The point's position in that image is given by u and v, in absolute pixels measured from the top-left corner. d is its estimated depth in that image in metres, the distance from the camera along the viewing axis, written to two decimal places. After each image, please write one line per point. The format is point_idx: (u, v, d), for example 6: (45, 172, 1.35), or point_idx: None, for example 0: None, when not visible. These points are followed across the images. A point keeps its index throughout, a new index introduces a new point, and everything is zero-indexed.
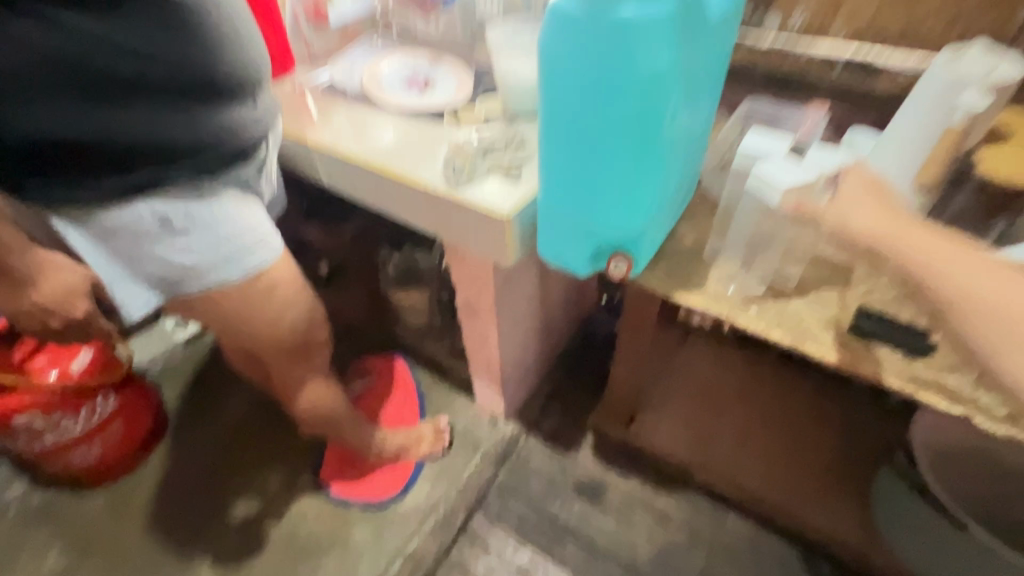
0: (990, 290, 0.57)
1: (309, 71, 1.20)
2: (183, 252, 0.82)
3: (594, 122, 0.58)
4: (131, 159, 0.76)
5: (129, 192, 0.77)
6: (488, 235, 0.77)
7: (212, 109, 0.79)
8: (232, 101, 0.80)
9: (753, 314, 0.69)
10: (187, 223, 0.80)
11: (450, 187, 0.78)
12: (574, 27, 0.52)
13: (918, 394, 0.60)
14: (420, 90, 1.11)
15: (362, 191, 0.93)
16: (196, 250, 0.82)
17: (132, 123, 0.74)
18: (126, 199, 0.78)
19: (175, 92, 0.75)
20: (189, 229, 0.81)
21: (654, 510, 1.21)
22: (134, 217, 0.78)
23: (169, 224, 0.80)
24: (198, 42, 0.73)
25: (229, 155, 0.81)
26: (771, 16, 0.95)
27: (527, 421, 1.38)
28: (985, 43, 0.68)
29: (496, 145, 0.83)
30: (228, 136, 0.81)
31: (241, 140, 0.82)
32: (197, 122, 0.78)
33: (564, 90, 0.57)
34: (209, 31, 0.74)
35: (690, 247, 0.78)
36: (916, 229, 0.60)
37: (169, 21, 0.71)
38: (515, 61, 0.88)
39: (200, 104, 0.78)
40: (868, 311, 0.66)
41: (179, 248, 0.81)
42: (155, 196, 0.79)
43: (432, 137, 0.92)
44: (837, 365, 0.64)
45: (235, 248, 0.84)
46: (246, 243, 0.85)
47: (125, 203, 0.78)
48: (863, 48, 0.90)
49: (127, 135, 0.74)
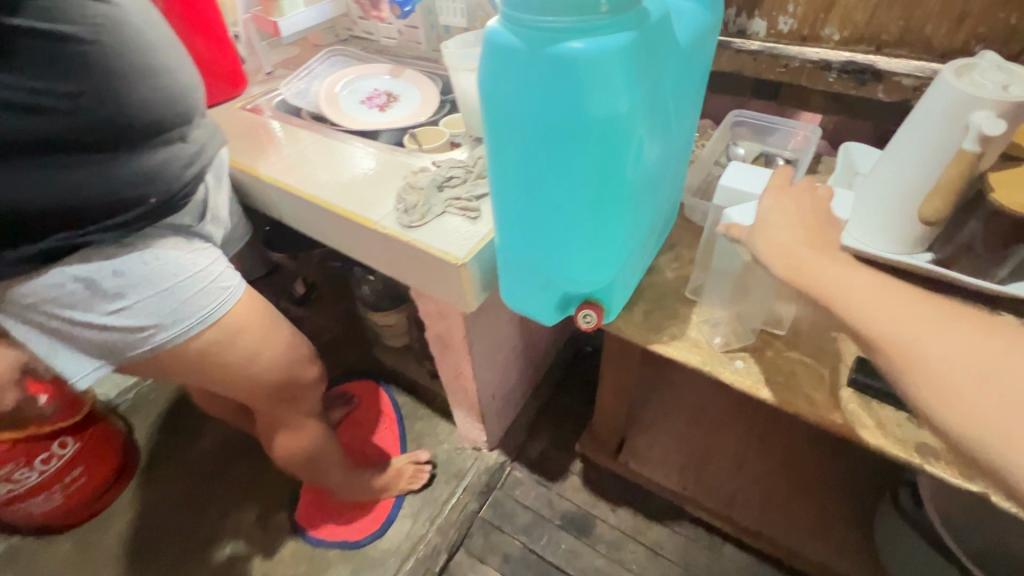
0: (973, 361, 0.43)
1: (264, 89, 1.12)
2: (120, 315, 0.73)
3: (544, 172, 0.49)
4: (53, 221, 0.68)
5: (48, 257, 0.69)
6: (444, 280, 0.70)
7: (141, 148, 0.71)
8: (160, 141, 0.72)
9: (740, 367, 0.61)
10: (118, 283, 0.72)
11: (401, 228, 0.70)
12: (511, 62, 0.43)
13: (929, 466, 0.52)
14: (381, 109, 1.03)
15: (315, 227, 0.86)
16: (135, 311, 0.73)
17: (51, 182, 0.66)
18: (43, 265, 0.70)
19: (96, 142, 0.67)
20: (123, 289, 0.72)
21: (646, 544, 1.15)
22: (56, 284, 0.70)
23: (97, 287, 0.71)
24: (114, 81, 0.64)
25: (166, 199, 0.74)
26: (757, 19, 0.86)
27: (512, 449, 1.31)
28: (994, 58, 0.60)
29: (453, 179, 0.75)
30: (162, 178, 0.73)
31: (175, 181, 0.74)
32: (124, 169, 0.70)
33: (508, 136, 0.48)
34: (121, 66, 0.65)
35: (671, 285, 0.71)
36: (889, 284, 0.50)
37: (75, 63, 0.62)
38: (474, 80, 0.80)
39: (125, 150, 0.69)
40: (866, 364, 0.59)
41: (116, 311, 0.73)
42: (76, 259, 0.70)
43: (389, 169, 0.84)
44: (835, 428, 0.56)
45: (182, 301, 0.76)
46: (193, 294, 0.77)
47: (42, 270, 0.70)
48: (859, 53, 0.81)
49: (46, 196, 0.66)
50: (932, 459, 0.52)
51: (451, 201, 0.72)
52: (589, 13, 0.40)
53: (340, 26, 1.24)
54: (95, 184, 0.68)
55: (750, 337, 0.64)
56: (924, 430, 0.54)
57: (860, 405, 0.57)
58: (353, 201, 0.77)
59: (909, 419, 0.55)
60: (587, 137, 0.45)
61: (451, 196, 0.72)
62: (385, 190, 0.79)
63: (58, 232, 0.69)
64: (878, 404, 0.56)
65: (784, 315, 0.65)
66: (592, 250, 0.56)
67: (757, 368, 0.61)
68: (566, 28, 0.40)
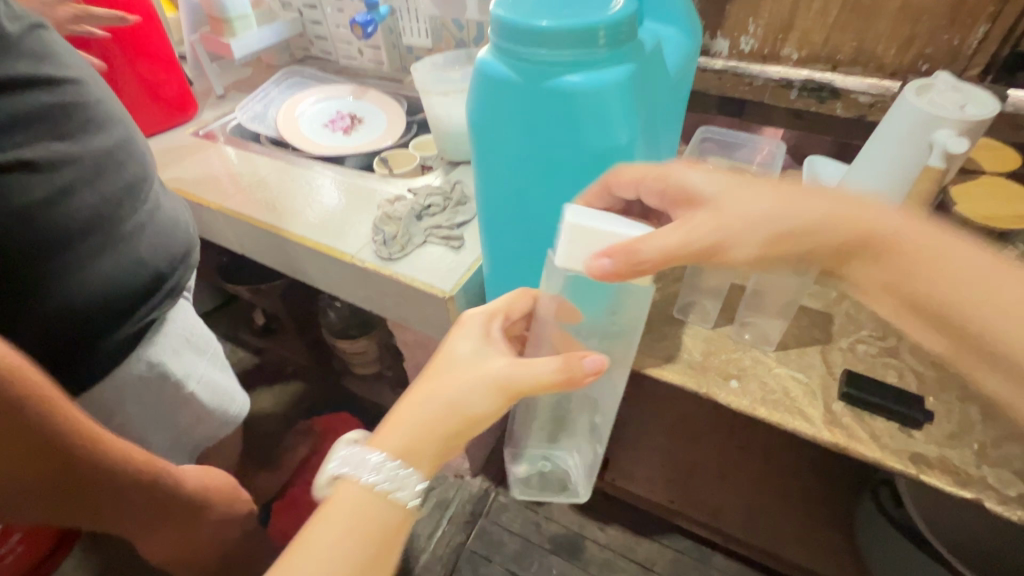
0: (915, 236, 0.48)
1: (217, 113, 1.06)
2: (184, 378, 0.85)
3: (541, 204, 0.48)
4: (127, 308, 0.73)
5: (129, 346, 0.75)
6: (429, 314, 0.67)
7: (162, 219, 0.77)
8: (166, 209, 0.79)
9: (735, 387, 0.61)
10: (180, 353, 0.84)
11: (381, 261, 0.66)
12: (508, 96, 0.42)
13: (925, 478, 0.53)
14: (346, 132, 0.99)
15: (282, 261, 0.81)
16: (193, 369, 0.87)
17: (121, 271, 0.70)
18: (125, 358, 0.75)
19: (137, 220, 0.73)
20: (180, 357, 0.84)
21: (637, 561, 1.14)
22: (135, 372, 0.78)
23: (166, 365, 0.81)
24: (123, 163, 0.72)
25: (189, 265, 0.82)
26: (720, 40, 0.89)
27: (495, 474, 1.27)
28: (948, 77, 0.63)
29: (432, 207, 0.72)
30: (185, 235, 0.81)
31: (191, 245, 0.82)
32: (163, 240, 0.76)
33: (502, 169, 0.47)
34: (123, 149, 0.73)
35: (658, 306, 0.71)
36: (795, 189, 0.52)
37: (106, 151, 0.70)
38: (448, 102, 0.78)
39: (155, 222, 0.76)
40: (854, 376, 0.60)
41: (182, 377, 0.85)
42: (149, 344, 0.78)
43: (361, 197, 0.81)
44: (832, 444, 0.56)
45: (208, 349, 0.90)
46: (210, 342, 0.91)
47: (125, 362, 0.76)
48: (816, 72, 0.84)
49: (122, 284, 0.71)
50: (927, 469, 0.53)
51: (431, 230, 0.69)
52: (588, 46, 0.39)
53: (295, 45, 1.19)
54: (149, 258, 0.74)
55: (741, 354, 0.65)
56: (915, 439, 0.56)
57: (853, 417, 0.58)
58: (326, 233, 0.74)
59: (899, 428, 0.56)
60: (586, 168, 0.44)
61: (431, 225, 0.70)
62: (359, 221, 0.76)
63: (131, 318, 0.74)
64: (870, 416, 0.58)
65: (771, 331, 0.66)
66: None
67: (752, 386, 0.61)
68: (565, 61, 0.39)
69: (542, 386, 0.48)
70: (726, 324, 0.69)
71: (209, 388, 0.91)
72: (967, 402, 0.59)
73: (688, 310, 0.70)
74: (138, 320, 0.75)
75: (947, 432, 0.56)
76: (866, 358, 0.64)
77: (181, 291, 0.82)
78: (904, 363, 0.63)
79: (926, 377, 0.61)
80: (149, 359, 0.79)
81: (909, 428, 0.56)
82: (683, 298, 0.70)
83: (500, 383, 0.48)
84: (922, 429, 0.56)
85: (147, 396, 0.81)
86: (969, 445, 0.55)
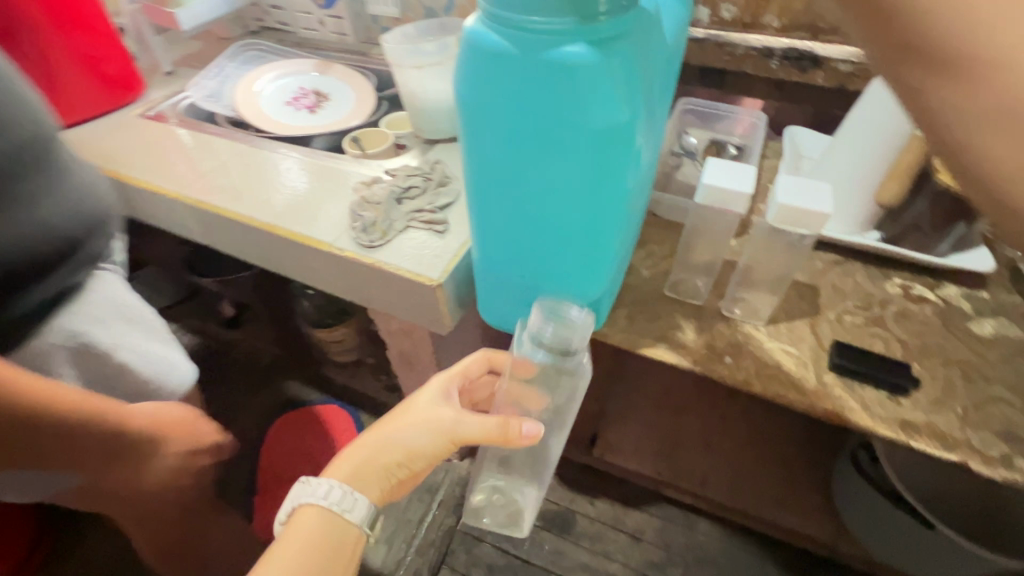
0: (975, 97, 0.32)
1: (168, 92, 0.97)
2: (120, 351, 0.81)
3: (539, 188, 0.46)
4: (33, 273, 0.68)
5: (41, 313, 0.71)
6: (415, 302, 0.64)
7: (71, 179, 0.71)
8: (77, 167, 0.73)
9: (729, 363, 0.61)
10: (108, 324, 0.80)
11: (361, 249, 0.63)
12: (503, 71, 0.39)
13: (915, 444, 0.54)
14: (312, 111, 0.93)
15: (252, 251, 0.76)
16: (129, 342, 0.83)
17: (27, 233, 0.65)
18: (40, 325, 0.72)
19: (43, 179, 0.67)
20: (110, 329, 0.80)
21: (626, 531, 1.17)
22: (55, 344, 0.74)
23: (92, 338, 0.78)
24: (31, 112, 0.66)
25: (103, 232, 0.77)
26: (701, 7, 0.86)
27: None
28: None
29: (412, 190, 0.68)
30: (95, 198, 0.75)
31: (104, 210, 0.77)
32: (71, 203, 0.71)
33: (496, 151, 0.44)
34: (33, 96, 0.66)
35: (648, 284, 0.70)
36: None
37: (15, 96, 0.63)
38: (423, 76, 0.73)
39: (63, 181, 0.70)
40: (843, 348, 0.61)
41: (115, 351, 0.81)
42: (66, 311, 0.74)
43: (333, 181, 0.76)
44: (825, 415, 0.57)
45: (148, 321, 0.87)
46: (150, 314, 0.87)
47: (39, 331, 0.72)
48: (797, 40, 0.83)
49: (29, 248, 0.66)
50: (916, 435, 0.54)
51: (412, 215, 0.66)
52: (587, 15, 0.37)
53: (249, 16, 1.10)
54: (59, 222, 0.69)
55: (733, 330, 0.65)
56: (904, 407, 0.57)
57: (844, 388, 0.58)
58: (298, 221, 0.69)
59: (889, 397, 0.58)
60: (585, 150, 0.42)
61: (412, 209, 0.66)
62: (334, 206, 0.71)
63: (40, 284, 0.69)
64: (860, 386, 0.58)
65: (761, 305, 0.66)
66: (586, 265, 0.53)
67: (745, 362, 0.61)
68: (563, 32, 0.37)
69: (483, 438, 0.58)
70: (716, 300, 0.69)
71: (151, 364, 0.86)
72: (949, 368, 0.60)
73: (678, 288, 0.69)
74: (42, 291, 0.70)
75: (932, 398, 0.57)
76: (853, 328, 0.65)
77: (94, 258, 0.77)
78: (889, 332, 0.64)
79: (909, 346, 0.63)
80: (55, 334, 0.74)
81: (898, 396, 0.57)
82: (672, 275, 0.70)
83: (449, 430, 0.58)
84: (910, 397, 0.57)
85: (76, 367, 0.78)
86: (953, 410, 0.56)
